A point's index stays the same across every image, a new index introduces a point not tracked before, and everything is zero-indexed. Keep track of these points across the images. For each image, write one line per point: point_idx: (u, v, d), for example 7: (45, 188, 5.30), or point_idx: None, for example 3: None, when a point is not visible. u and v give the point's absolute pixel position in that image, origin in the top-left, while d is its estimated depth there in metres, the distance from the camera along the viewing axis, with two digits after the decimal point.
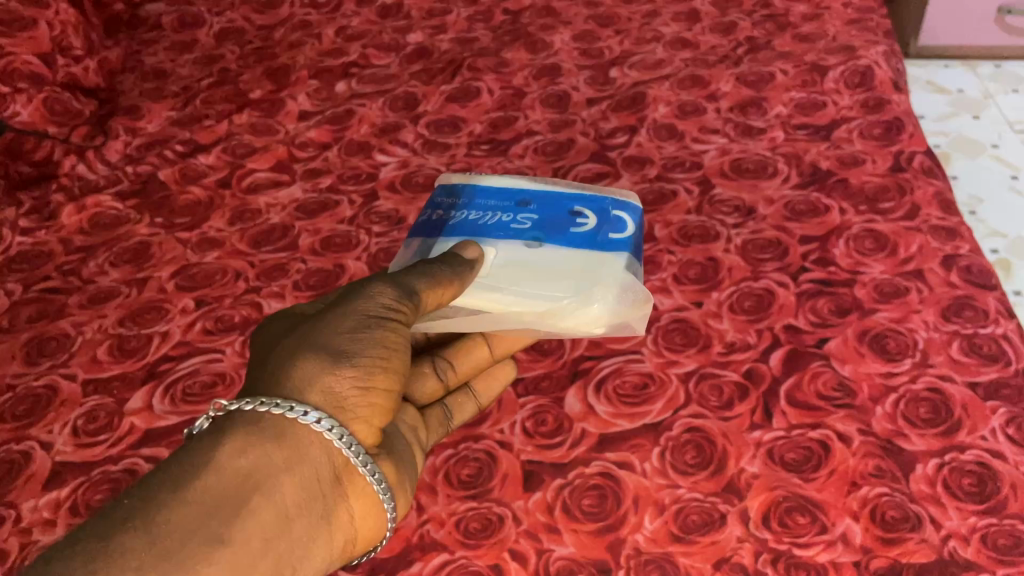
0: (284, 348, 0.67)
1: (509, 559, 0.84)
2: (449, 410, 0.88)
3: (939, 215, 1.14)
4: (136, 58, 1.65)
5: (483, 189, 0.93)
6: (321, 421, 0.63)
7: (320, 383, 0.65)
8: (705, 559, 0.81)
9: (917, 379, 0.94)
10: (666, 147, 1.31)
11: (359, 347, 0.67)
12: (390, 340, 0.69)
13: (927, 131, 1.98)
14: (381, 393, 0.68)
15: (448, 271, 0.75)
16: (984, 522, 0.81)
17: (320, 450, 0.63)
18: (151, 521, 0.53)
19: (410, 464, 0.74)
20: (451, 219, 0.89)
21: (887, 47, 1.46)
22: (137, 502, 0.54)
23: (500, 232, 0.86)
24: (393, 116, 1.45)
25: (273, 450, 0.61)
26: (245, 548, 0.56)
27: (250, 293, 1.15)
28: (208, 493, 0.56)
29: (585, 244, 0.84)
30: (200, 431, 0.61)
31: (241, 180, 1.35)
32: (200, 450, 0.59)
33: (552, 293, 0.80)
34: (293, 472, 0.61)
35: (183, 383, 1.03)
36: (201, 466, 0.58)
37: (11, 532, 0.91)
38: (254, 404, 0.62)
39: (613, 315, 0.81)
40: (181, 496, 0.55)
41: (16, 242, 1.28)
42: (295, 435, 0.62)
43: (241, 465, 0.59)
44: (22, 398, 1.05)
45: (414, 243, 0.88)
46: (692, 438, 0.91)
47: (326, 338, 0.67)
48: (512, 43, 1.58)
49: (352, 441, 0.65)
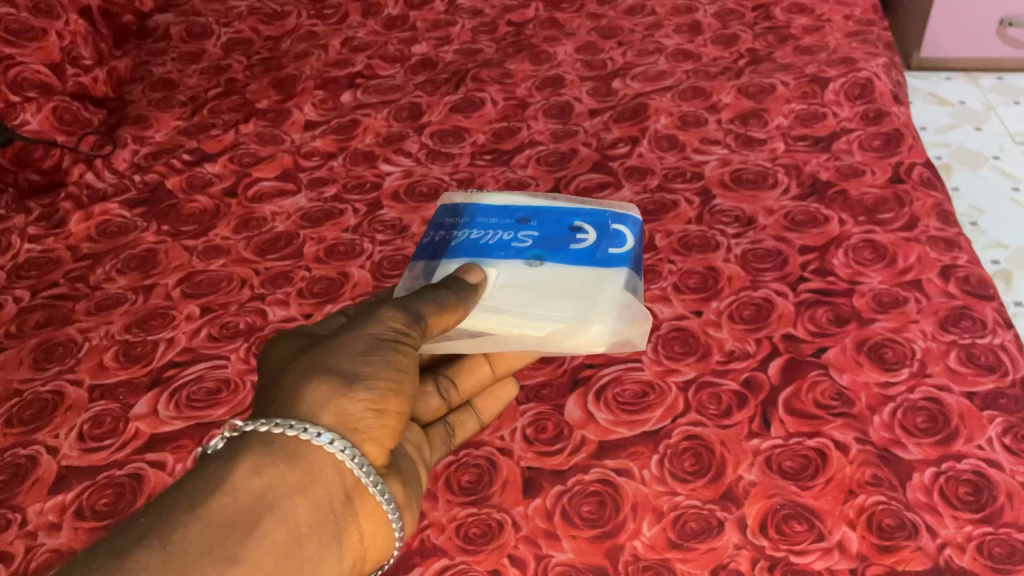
0: (297, 371, 0.69)
1: (508, 564, 0.84)
2: (451, 428, 0.89)
3: (938, 226, 1.15)
4: (144, 68, 1.67)
5: (484, 209, 0.96)
6: (333, 442, 0.65)
7: (333, 405, 0.66)
8: (702, 566, 0.82)
9: (915, 389, 0.95)
10: (667, 158, 1.32)
11: (371, 369, 0.69)
12: (400, 363, 0.71)
13: (928, 143, 1.98)
14: (393, 416, 0.69)
15: (453, 297, 0.78)
16: (980, 530, 0.82)
17: (332, 470, 0.65)
18: (167, 538, 0.55)
19: (418, 483, 0.76)
20: (454, 239, 0.92)
21: (886, 60, 1.47)
22: (153, 520, 0.56)
23: (502, 250, 0.89)
24: (398, 126, 1.46)
25: (285, 470, 0.63)
26: (256, 567, 0.58)
27: (255, 301, 1.16)
28: (222, 512, 0.58)
29: (585, 261, 0.87)
30: (215, 451, 0.63)
31: (247, 189, 1.36)
32: (216, 470, 0.61)
33: (552, 314, 0.82)
34: (305, 492, 0.63)
35: (188, 389, 1.04)
36: (216, 486, 0.60)
37: (17, 535, 0.92)
38: (268, 426, 0.64)
39: (613, 335, 0.83)
40: (196, 516, 0.57)
41: (25, 249, 1.30)
42: (307, 456, 0.64)
43: (254, 486, 0.61)
44: (28, 404, 1.06)
45: (418, 265, 0.91)
46: (691, 445, 0.92)
47: (338, 361, 0.69)
48: (516, 54, 1.60)
49: (363, 462, 0.66)
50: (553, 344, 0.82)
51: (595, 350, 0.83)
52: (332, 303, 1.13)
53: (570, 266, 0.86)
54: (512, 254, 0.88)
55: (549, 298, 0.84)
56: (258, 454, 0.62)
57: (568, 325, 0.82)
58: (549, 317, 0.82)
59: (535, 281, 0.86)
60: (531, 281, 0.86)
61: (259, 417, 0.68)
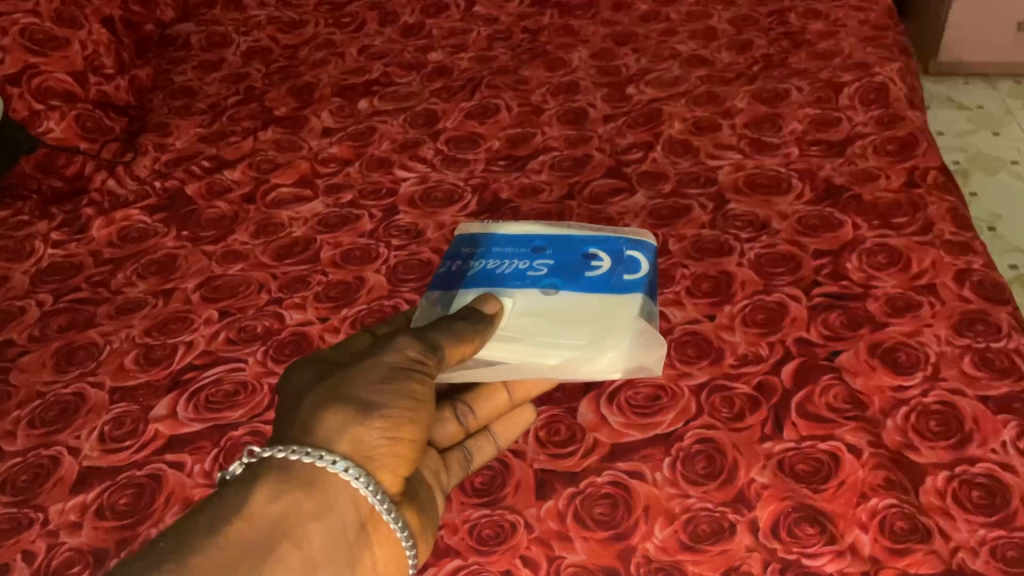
0: (313, 398, 0.70)
1: (520, 565, 0.85)
2: (469, 453, 0.89)
3: (953, 230, 1.15)
4: (165, 77, 1.69)
5: (500, 238, 1.00)
6: (348, 469, 0.66)
7: (350, 433, 0.67)
8: (714, 568, 0.82)
9: (928, 393, 0.95)
10: (681, 163, 1.32)
11: (386, 398, 0.70)
12: (415, 391, 0.72)
13: (945, 148, 1.97)
14: (408, 444, 0.70)
15: (469, 326, 0.80)
16: (993, 534, 0.82)
17: (347, 497, 0.66)
18: (185, 563, 0.56)
19: (432, 509, 0.76)
20: (470, 270, 0.96)
21: (902, 65, 1.48)
22: (173, 545, 0.58)
23: (518, 279, 0.92)
24: (413, 132, 1.48)
25: (302, 498, 0.64)
26: None
27: (273, 304, 1.18)
28: (238, 539, 0.60)
29: (600, 288, 0.90)
30: (233, 476, 0.65)
31: (265, 195, 1.38)
32: (234, 496, 0.62)
33: (566, 342, 0.85)
34: (320, 519, 0.64)
35: (206, 392, 1.06)
36: (234, 513, 0.61)
37: (39, 534, 0.94)
38: (287, 453, 0.66)
39: (628, 361, 0.85)
40: (212, 541, 0.59)
41: (48, 254, 1.32)
42: (323, 484, 0.65)
43: (271, 513, 0.62)
44: (51, 405, 1.08)
45: (434, 294, 0.95)
46: (703, 448, 0.92)
47: (355, 390, 0.70)
48: (531, 61, 1.61)
49: (378, 490, 0.67)
50: (569, 370, 0.84)
51: (609, 376, 0.86)
52: (349, 307, 1.15)
53: (586, 293, 0.90)
54: (528, 283, 0.92)
55: (567, 325, 0.87)
56: (275, 481, 0.64)
57: (584, 350, 0.85)
58: (563, 346, 0.85)
59: (551, 309, 0.88)
60: (547, 308, 0.89)
61: (278, 441, 0.69)
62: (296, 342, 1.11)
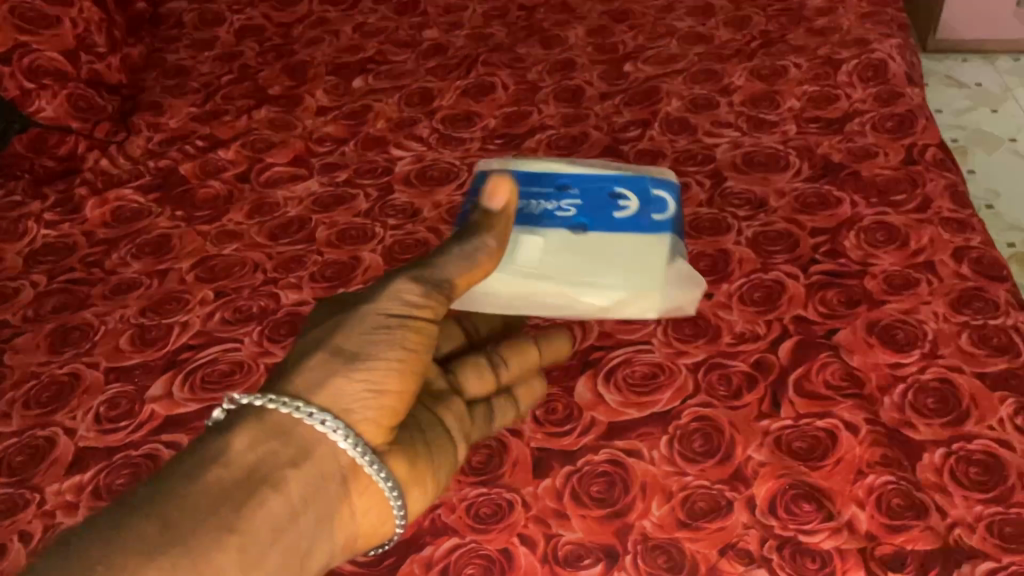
0: (303, 352, 0.72)
1: (518, 544, 0.85)
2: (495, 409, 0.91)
3: (952, 207, 1.14)
4: (158, 55, 1.67)
5: None
6: (330, 422, 0.67)
7: (333, 386, 0.69)
8: (710, 545, 0.83)
9: (925, 370, 0.95)
10: (679, 141, 1.31)
11: (374, 351, 0.72)
12: (406, 342, 0.73)
13: (943, 126, 1.96)
14: (396, 395, 0.71)
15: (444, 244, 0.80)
16: (989, 510, 0.82)
17: (328, 446, 0.67)
18: (165, 506, 0.59)
19: (431, 455, 0.77)
20: None
21: (900, 41, 1.46)
22: (153, 489, 0.60)
23: None
24: (409, 111, 1.46)
25: (282, 447, 0.65)
26: (251, 536, 0.60)
27: (268, 285, 1.17)
28: (218, 484, 0.62)
29: None
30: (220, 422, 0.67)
31: (260, 174, 1.37)
32: (217, 443, 0.64)
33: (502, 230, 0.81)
34: (302, 466, 0.65)
35: (202, 372, 1.06)
36: (215, 459, 0.63)
37: (36, 514, 0.93)
38: (272, 402, 0.68)
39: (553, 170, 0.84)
40: (193, 485, 0.61)
41: (41, 234, 1.31)
42: (305, 433, 0.67)
43: (251, 460, 0.64)
44: (46, 386, 1.07)
45: None
46: (700, 426, 0.92)
47: (343, 342, 0.72)
48: (527, 39, 1.60)
49: (360, 442, 0.68)
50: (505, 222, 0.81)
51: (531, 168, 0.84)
52: (344, 288, 1.15)
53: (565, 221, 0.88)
54: None
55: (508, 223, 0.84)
56: (258, 430, 0.66)
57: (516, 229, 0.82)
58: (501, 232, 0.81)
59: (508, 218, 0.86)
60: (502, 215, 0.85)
61: (267, 391, 0.71)
62: (292, 323, 1.10)
